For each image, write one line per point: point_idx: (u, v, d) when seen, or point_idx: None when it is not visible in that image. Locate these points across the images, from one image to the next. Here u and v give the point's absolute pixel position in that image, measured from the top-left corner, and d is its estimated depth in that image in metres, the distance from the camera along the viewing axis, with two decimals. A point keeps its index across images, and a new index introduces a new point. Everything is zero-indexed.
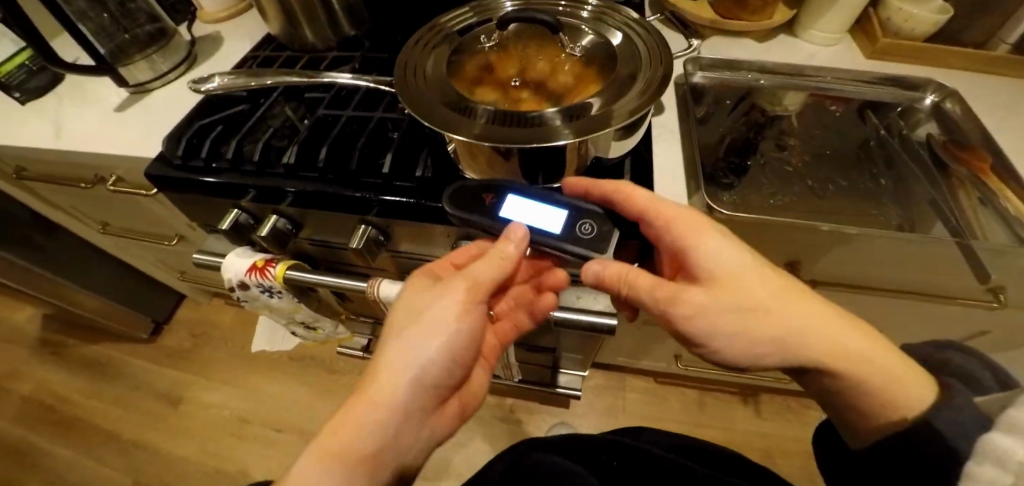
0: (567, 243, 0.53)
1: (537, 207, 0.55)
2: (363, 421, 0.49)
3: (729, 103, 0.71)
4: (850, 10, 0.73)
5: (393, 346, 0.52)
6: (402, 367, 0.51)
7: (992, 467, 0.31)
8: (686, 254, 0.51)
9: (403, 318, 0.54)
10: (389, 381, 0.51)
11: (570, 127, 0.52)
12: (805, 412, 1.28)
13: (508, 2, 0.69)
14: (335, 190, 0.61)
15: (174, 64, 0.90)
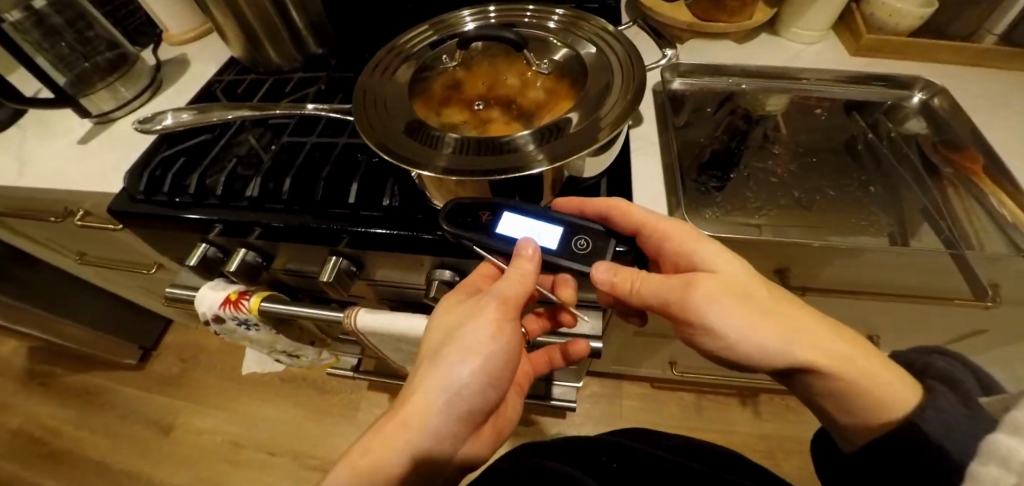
0: (566, 259, 0.49)
1: (535, 225, 0.50)
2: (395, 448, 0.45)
3: (711, 111, 0.69)
4: (831, 10, 0.71)
5: (425, 366, 0.48)
6: (435, 388, 0.47)
7: (996, 467, 0.30)
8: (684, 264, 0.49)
9: (436, 335, 0.50)
10: (421, 406, 0.47)
11: (544, 152, 0.49)
12: (804, 411, 1.27)
13: (469, 17, 0.66)
14: (302, 223, 0.58)
15: (139, 91, 0.86)
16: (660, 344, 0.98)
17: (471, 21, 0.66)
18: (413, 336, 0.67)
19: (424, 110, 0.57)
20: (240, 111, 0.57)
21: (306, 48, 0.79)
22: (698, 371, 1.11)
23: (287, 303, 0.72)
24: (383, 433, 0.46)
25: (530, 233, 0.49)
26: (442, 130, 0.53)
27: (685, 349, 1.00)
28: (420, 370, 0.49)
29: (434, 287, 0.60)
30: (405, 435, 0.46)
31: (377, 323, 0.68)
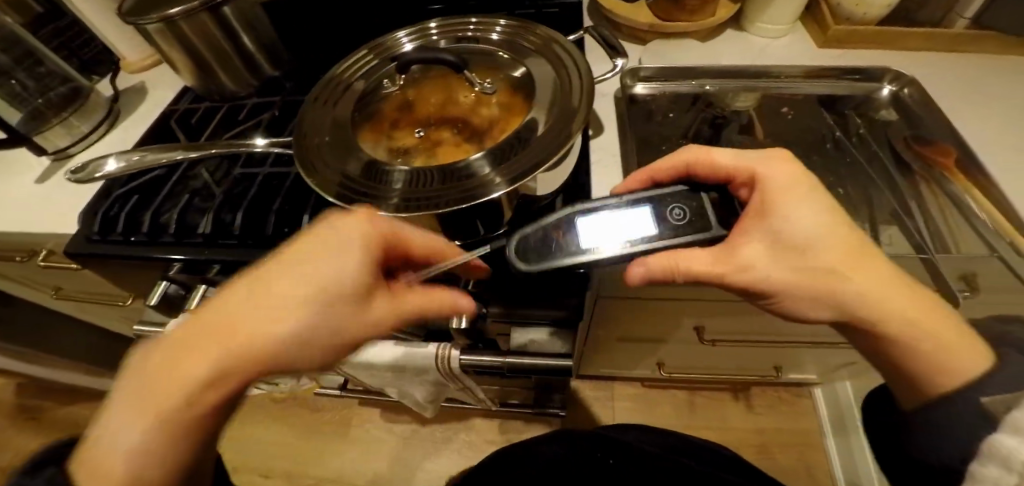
0: (672, 241, 0.42)
1: (610, 219, 0.43)
2: (178, 440, 0.32)
3: (669, 114, 0.66)
4: (795, 4, 0.69)
5: (267, 333, 0.34)
6: (279, 360, 0.35)
7: (996, 467, 0.33)
8: (764, 219, 0.43)
9: (293, 288, 0.36)
10: (248, 382, 0.34)
11: (501, 173, 0.48)
12: (797, 401, 1.26)
13: (406, 37, 0.65)
14: (256, 258, 0.56)
15: (95, 124, 0.84)
16: (643, 347, 0.96)
17: (408, 41, 0.65)
18: (382, 364, 0.65)
19: (373, 136, 0.55)
20: (187, 149, 0.55)
21: (260, 72, 0.77)
22: (686, 370, 1.10)
23: None
24: (168, 414, 0.31)
25: (624, 234, 0.43)
26: (391, 162, 0.51)
27: (672, 351, 0.99)
28: (254, 332, 0.34)
29: None
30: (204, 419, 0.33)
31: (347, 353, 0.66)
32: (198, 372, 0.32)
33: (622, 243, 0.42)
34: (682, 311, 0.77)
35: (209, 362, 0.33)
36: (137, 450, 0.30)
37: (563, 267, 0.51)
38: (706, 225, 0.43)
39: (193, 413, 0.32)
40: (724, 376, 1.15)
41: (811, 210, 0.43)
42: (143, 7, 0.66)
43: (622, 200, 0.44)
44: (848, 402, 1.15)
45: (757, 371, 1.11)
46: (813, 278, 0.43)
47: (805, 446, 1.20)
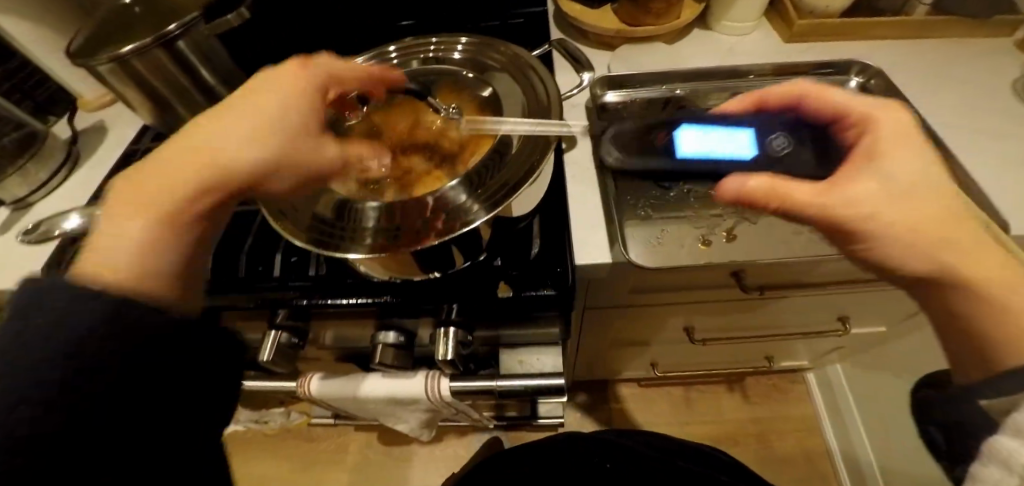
0: (772, 165, 0.44)
1: (712, 134, 0.46)
2: (159, 233, 0.33)
3: (642, 121, 0.63)
4: (758, 1, 0.69)
5: (220, 153, 0.36)
6: (235, 139, 0.37)
7: (998, 468, 0.30)
8: (875, 155, 0.38)
9: (232, 112, 0.38)
10: (222, 191, 0.36)
11: (478, 200, 0.47)
12: (790, 388, 1.27)
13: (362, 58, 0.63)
14: (227, 304, 0.54)
15: (55, 169, 0.78)
16: (635, 350, 0.96)
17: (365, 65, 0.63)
18: (376, 397, 0.65)
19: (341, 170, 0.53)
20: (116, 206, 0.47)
21: (222, 104, 0.74)
22: (680, 367, 1.11)
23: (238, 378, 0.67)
24: (146, 216, 0.33)
25: (716, 146, 0.45)
26: (360, 197, 0.49)
27: (664, 351, 0.98)
28: (209, 153, 0.36)
29: (378, 350, 0.56)
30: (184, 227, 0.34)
31: (334, 390, 0.65)
32: (160, 183, 0.34)
33: (710, 154, 0.45)
34: (671, 314, 0.77)
35: (167, 177, 0.34)
36: (127, 244, 0.31)
37: (543, 291, 0.50)
38: (805, 158, 0.45)
39: (169, 220, 0.33)
40: (718, 370, 1.16)
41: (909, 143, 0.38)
42: (94, 47, 0.61)
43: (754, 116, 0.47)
44: (840, 385, 1.17)
45: (750, 363, 1.12)
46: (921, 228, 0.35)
47: (802, 432, 1.21)
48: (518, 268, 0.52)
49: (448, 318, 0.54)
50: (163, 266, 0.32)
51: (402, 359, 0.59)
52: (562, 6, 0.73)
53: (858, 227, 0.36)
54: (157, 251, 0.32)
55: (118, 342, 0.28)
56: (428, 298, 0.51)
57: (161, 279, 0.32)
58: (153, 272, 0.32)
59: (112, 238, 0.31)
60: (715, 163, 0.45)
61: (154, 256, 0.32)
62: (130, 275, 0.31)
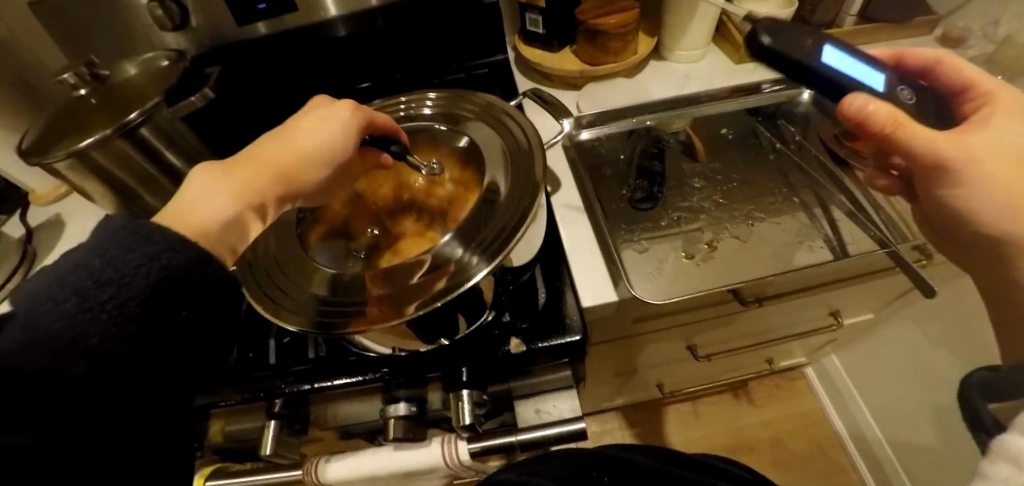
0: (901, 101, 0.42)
1: (853, 59, 0.44)
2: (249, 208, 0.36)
3: (621, 159, 0.64)
4: (707, 30, 0.73)
5: (299, 158, 0.40)
6: (285, 153, 0.40)
7: (1006, 464, 0.26)
8: (990, 117, 0.41)
9: (311, 128, 0.41)
10: (263, 194, 0.37)
11: (475, 252, 0.47)
12: (793, 384, 1.29)
13: None
14: (222, 401, 0.51)
15: (7, 272, 0.72)
16: (642, 374, 0.95)
17: None
18: (385, 474, 0.61)
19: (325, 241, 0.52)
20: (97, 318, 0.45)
21: None
22: (686, 383, 1.10)
23: (237, 473, 0.63)
24: (231, 191, 0.35)
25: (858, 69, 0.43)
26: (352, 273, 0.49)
27: (669, 370, 0.97)
28: (292, 154, 0.40)
29: (391, 426, 0.54)
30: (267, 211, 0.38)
31: (344, 471, 0.62)
32: (250, 172, 0.37)
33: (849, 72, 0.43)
34: (673, 335, 0.78)
35: (258, 169, 0.38)
36: (209, 209, 0.34)
37: (554, 339, 0.49)
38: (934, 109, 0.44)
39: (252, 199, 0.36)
40: (722, 380, 1.16)
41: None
42: (47, 141, 0.58)
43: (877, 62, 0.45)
44: (841, 377, 1.18)
45: (752, 368, 1.13)
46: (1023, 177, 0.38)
47: (813, 427, 1.22)
48: (525, 319, 0.51)
49: (460, 381, 0.52)
50: (233, 229, 0.34)
51: (414, 429, 0.56)
52: (523, 53, 0.76)
53: (958, 167, 0.39)
54: (233, 218, 0.34)
55: (180, 291, 0.27)
56: (437, 366, 0.51)
57: (228, 243, 0.34)
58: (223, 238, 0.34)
59: (201, 199, 0.34)
60: (847, 79, 0.43)
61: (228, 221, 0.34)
62: (214, 236, 0.33)
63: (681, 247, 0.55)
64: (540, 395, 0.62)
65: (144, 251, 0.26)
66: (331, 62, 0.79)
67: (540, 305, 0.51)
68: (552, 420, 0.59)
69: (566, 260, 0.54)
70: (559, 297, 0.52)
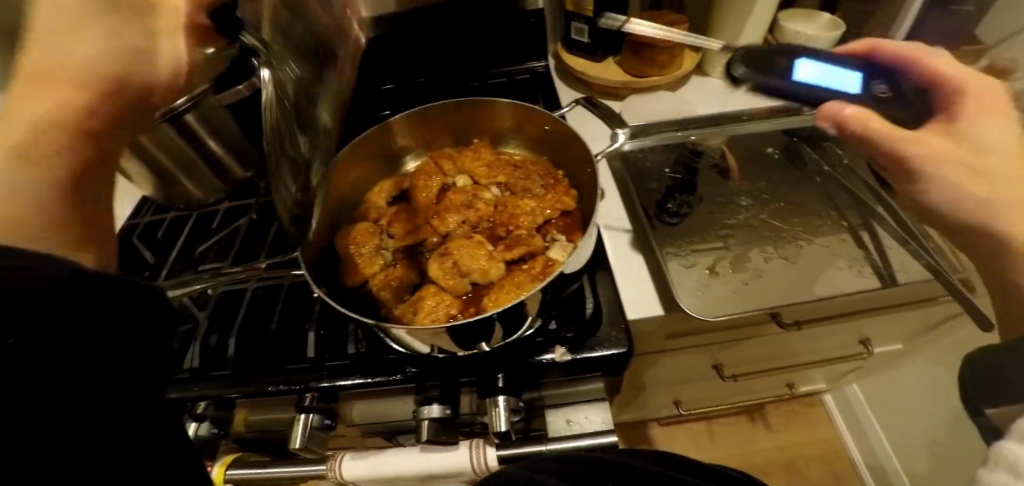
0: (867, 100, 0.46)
1: (830, 69, 0.50)
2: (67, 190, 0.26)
3: (666, 172, 0.64)
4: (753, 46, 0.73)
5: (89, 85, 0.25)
6: (62, 60, 0.25)
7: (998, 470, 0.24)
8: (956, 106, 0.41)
9: (68, 18, 0.24)
10: (90, 131, 0.26)
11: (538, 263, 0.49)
12: (810, 411, 1.27)
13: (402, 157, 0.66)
14: (254, 391, 0.50)
15: None
16: (662, 391, 0.94)
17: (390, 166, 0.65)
18: (410, 476, 0.60)
19: (370, 238, 0.52)
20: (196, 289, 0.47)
21: (228, 174, 0.72)
22: (703, 402, 1.09)
23: (261, 464, 0.62)
24: (37, 177, 0.24)
25: (831, 75, 0.49)
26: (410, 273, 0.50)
27: (689, 388, 0.96)
28: (76, 85, 0.25)
29: (425, 428, 0.53)
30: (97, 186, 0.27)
31: (366, 471, 0.60)
32: (38, 137, 0.24)
33: (819, 81, 0.49)
34: (702, 353, 0.77)
35: (59, 131, 0.25)
36: (10, 200, 0.23)
37: (600, 349, 0.48)
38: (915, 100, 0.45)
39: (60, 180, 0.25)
40: (739, 402, 1.14)
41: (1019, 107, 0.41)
42: None
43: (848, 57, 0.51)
44: (863, 407, 1.15)
45: (770, 392, 1.12)
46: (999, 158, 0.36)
47: (830, 456, 1.20)
48: (571, 328, 0.50)
49: (496, 387, 0.51)
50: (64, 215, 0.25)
51: (444, 432, 0.55)
52: (567, 61, 0.76)
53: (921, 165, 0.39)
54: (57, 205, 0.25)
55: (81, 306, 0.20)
56: (479, 368, 0.51)
57: (59, 233, 0.24)
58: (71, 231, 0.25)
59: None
60: (819, 89, 0.48)
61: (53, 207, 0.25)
62: (65, 239, 0.25)
63: (731, 264, 0.54)
64: (571, 405, 0.61)
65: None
66: (373, 60, 0.79)
67: (587, 314, 0.51)
68: (585, 431, 0.58)
69: (610, 269, 0.54)
70: (607, 306, 0.51)
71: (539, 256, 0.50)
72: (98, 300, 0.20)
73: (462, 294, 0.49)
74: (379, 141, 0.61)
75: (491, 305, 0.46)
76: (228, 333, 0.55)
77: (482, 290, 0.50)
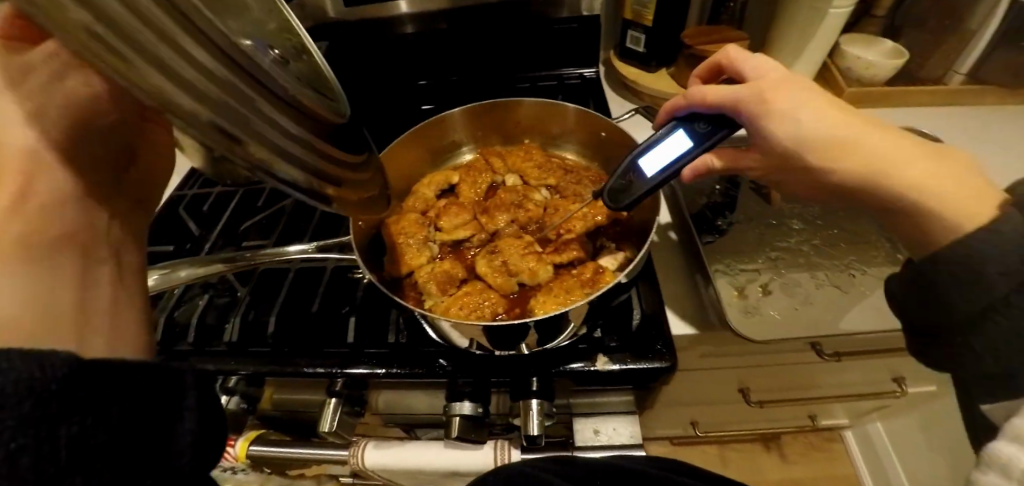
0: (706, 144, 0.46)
1: (660, 147, 0.48)
2: (95, 273, 0.24)
3: (715, 189, 0.63)
4: (812, 68, 0.72)
5: (38, 163, 0.23)
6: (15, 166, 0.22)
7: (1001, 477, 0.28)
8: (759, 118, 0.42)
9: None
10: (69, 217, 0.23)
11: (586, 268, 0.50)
12: (826, 444, 1.24)
13: (458, 152, 0.67)
14: (291, 370, 0.50)
15: None
16: (683, 411, 0.92)
17: (443, 160, 0.66)
18: (432, 470, 0.60)
19: (418, 231, 0.54)
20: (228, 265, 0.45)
21: None
22: (721, 426, 1.06)
23: (283, 443, 0.62)
24: (51, 266, 0.22)
25: (664, 154, 0.47)
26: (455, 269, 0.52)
27: (709, 410, 0.94)
28: (22, 167, 0.23)
29: (455, 423, 0.53)
30: (116, 261, 0.26)
31: (389, 460, 0.60)
32: (26, 226, 0.22)
33: (668, 162, 0.46)
34: (731, 376, 0.75)
35: (44, 213, 0.23)
36: (35, 306, 0.20)
37: (643, 362, 0.48)
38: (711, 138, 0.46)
39: (77, 263, 0.23)
40: (757, 429, 1.12)
41: (762, 134, 0.43)
42: None
43: (666, 128, 0.48)
44: (883, 445, 1.12)
45: (790, 422, 1.09)
46: (806, 154, 0.41)
47: None
48: (615, 338, 0.50)
49: (530, 389, 0.50)
50: (96, 303, 0.23)
51: (473, 429, 0.54)
52: (619, 69, 0.75)
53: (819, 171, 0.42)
54: (87, 293, 0.22)
55: (85, 396, 0.17)
56: (518, 369, 0.50)
57: (98, 327, 0.22)
58: (105, 321, 0.23)
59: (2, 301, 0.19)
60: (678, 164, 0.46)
61: (84, 297, 0.22)
62: (107, 333, 0.23)
63: (780, 290, 0.53)
64: (599, 415, 0.60)
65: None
66: (425, 52, 0.79)
67: (632, 325, 0.51)
68: (612, 444, 0.57)
69: (654, 282, 0.54)
70: (651, 318, 0.51)
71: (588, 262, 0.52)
72: (119, 378, 0.19)
73: (509, 293, 0.51)
74: (432, 134, 0.63)
75: (540, 309, 0.47)
76: (269, 310, 0.55)
77: (528, 291, 0.51)
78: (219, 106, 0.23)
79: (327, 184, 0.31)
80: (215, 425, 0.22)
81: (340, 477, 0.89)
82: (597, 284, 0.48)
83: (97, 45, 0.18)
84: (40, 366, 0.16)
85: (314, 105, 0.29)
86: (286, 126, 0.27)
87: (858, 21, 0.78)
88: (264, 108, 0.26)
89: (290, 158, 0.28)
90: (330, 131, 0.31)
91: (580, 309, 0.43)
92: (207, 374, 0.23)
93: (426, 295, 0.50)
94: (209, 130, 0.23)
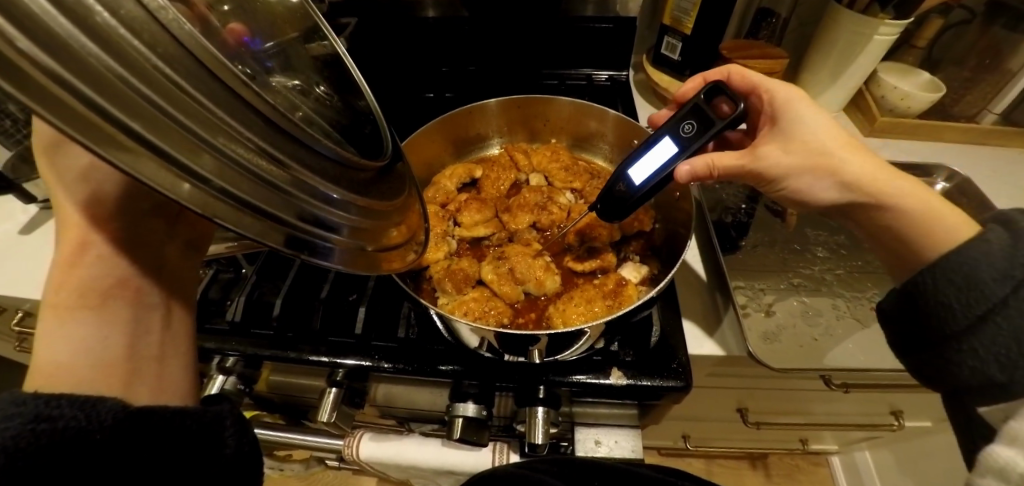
0: (697, 148, 0.44)
1: (649, 153, 0.46)
2: (147, 321, 0.29)
3: (740, 207, 0.62)
4: (847, 90, 0.71)
5: (92, 220, 0.28)
6: (76, 232, 0.28)
7: (994, 480, 0.27)
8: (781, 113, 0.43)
9: (71, 213, 0.28)
10: (122, 274, 0.28)
11: (609, 281, 0.50)
12: (809, 468, 1.24)
13: (495, 145, 0.66)
14: (292, 356, 0.49)
15: None
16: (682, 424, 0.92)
17: (474, 152, 0.66)
18: (425, 465, 0.59)
19: (439, 224, 0.55)
20: (233, 247, 0.38)
21: None
22: (713, 443, 1.06)
23: (284, 427, 0.63)
24: (106, 312, 0.27)
25: (655, 159, 0.45)
26: (475, 268, 0.52)
27: (704, 427, 0.93)
28: (79, 221, 0.28)
29: (459, 422, 0.51)
30: (172, 305, 0.30)
31: (384, 453, 0.58)
32: (83, 279, 0.27)
33: (659, 167, 0.45)
34: (733, 397, 0.75)
35: (101, 263, 0.28)
36: (90, 358, 0.26)
37: (656, 380, 0.47)
38: (702, 138, 0.43)
39: (131, 308, 0.28)
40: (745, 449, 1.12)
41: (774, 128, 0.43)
42: None
43: (655, 134, 0.46)
44: (867, 474, 1.12)
45: (781, 444, 1.08)
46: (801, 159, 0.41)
47: None
48: (631, 352, 0.49)
49: (537, 397, 0.49)
50: (144, 354, 0.28)
51: (476, 431, 0.53)
52: (651, 74, 0.74)
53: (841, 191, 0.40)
54: (139, 340, 0.28)
55: (134, 444, 0.23)
56: (530, 379, 0.48)
57: (145, 379, 0.27)
58: (152, 370, 0.28)
59: (64, 353, 0.26)
60: (667, 168, 0.44)
61: (134, 349, 0.27)
62: (152, 383, 0.27)
63: (800, 317, 0.53)
64: (603, 426, 0.59)
65: (20, 416, 0.21)
66: (454, 37, 0.76)
67: (650, 343, 0.49)
68: (610, 454, 0.57)
69: (672, 299, 0.53)
70: (669, 336, 0.50)
71: (610, 273, 0.52)
72: (174, 426, 0.25)
73: (514, 302, 0.50)
74: (460, 125, 0.61)
75: (559, 320, 0.47)
76: (276, 292, 0.54)
77: (539, 300, 0.52)
78: (239, 176, 0.24)
79: (370, 241, 0.32)
80: (248, 465, 0.28)
81: (327, 461, 0.88)
82: (619, 297, 0.48)
83: (125, 138, 0.20)
84: (88, 417, 0.22)
85: (355, 157, 0.32)
86: (329, 193, 0.29)
87: (897, 49, 0.76)
88: (302, 175, 0.27)
89: (337, 223, 0.30)
90: (367, 183, 0.33)
91: (598, 325, 0.42)
92: (243, 417, 0.29)
93: (441, 292, 0.50)
94: (246, 211, 0.24)
